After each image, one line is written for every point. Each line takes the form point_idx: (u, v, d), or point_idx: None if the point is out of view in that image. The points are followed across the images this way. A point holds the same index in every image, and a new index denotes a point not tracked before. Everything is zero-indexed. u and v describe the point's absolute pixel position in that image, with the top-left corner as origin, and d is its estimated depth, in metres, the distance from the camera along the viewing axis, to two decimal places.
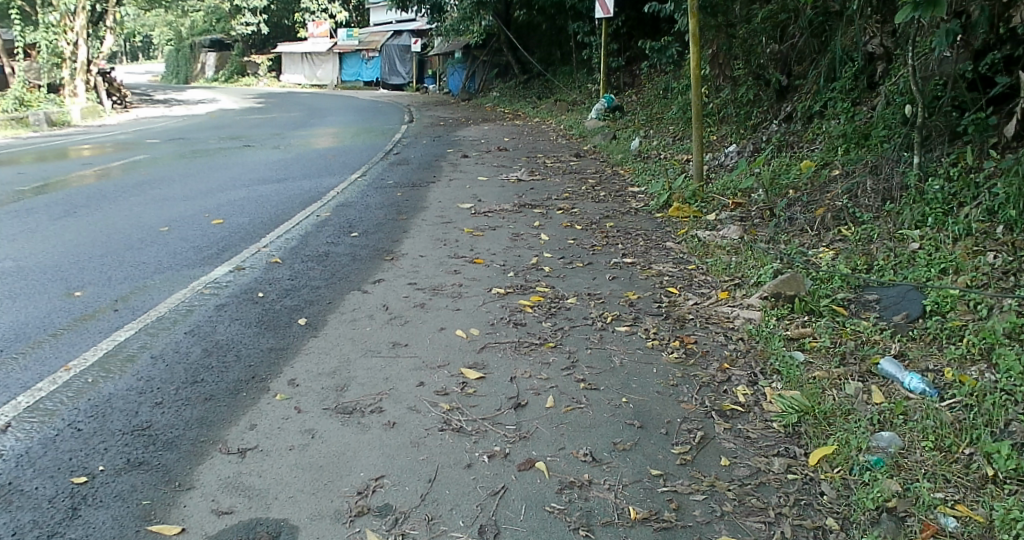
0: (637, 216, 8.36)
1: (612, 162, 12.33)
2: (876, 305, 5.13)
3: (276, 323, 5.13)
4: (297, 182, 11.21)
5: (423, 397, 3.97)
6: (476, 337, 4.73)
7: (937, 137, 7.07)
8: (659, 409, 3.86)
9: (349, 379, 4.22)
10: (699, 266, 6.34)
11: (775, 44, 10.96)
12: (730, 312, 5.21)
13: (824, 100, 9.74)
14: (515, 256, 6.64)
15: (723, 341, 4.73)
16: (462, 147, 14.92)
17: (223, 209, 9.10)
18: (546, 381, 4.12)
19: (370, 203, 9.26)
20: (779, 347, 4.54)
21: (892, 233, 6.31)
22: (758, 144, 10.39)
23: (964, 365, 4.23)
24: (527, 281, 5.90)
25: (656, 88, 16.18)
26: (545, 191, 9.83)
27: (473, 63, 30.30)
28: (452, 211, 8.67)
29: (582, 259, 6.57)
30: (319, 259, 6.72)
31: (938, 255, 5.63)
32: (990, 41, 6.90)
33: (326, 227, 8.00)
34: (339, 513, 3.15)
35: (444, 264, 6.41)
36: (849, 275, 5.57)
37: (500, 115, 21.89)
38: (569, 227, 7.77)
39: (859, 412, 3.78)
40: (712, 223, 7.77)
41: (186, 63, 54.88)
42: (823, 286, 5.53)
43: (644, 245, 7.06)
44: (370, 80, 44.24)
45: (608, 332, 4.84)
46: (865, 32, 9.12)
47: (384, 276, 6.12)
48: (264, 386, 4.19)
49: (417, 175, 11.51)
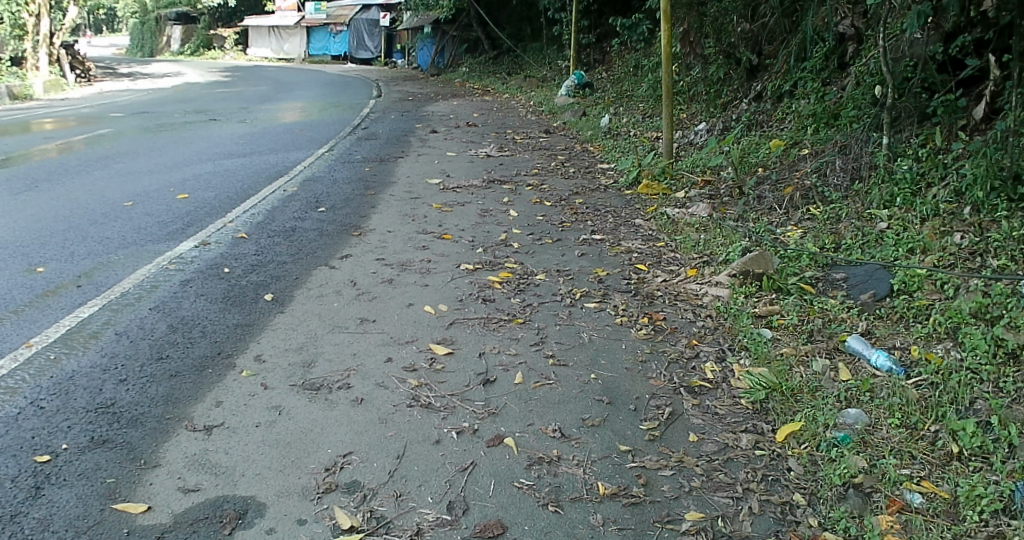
0: (606, 193, 8.35)
1: (582, 139, 12.31)
2: (843, 284, 5.19)
3: (242, 298, 5.05)
4: (264, 157, 11.04)
5: (391, 373, 3.93)
6: (444, 313, 4.70)
7: (907, 118, 7.14)
8: (628, 385, 3.86)
9: (316, 356, 4.17)
10: (668, 244, 6.36)
11: (747, 24, 11.05)
12: (698, 289, 5.23)
13: (794, 79, 9.79)
14: (485, 233, 6.60)
15: (691, 318, 4.74)
16: (431, 123, 14.79)
17: (188, 184, 8.93)
18: (515, 357, 4.11)
19: (337, 178, 9.15)
20: (747, 324, 4.56)
21: (858, 213, 6.38)
22: (727, 122, 10.42)
23: (930, 343, 4.29)
24: (496, 257, 5.87)
25: (626, 66, 16.15)
26: (515, 167, 9.78)
27: (442, 38, 29.99)
28: (421, 187, 8.59)
29: (551, 236, 6.55)
30: (286, 235, 6.63)
31: (905, 234, 5.70)
32: (960, 24, 7.07)
33: (293, 202, 7.89)
34: (307, 490, 3.12)
35: (413, 240, 6.35)
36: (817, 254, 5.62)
37: (470, 91, 21.74)
38: (539, 204, 7.74)
39: (825, 389, 3.82)
40: (681, 200, 7.78)
41: (150, 34, 53.84)
42: (790, 265, 5.57)
43: (614, 221, 7.07)
44: (338, 54, 43.75)
45: (577, 309, 4.83)
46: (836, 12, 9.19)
47: (351, 252, 6.06)
48: (230, 363, 4.13)
49: (386, 150, 11.39)
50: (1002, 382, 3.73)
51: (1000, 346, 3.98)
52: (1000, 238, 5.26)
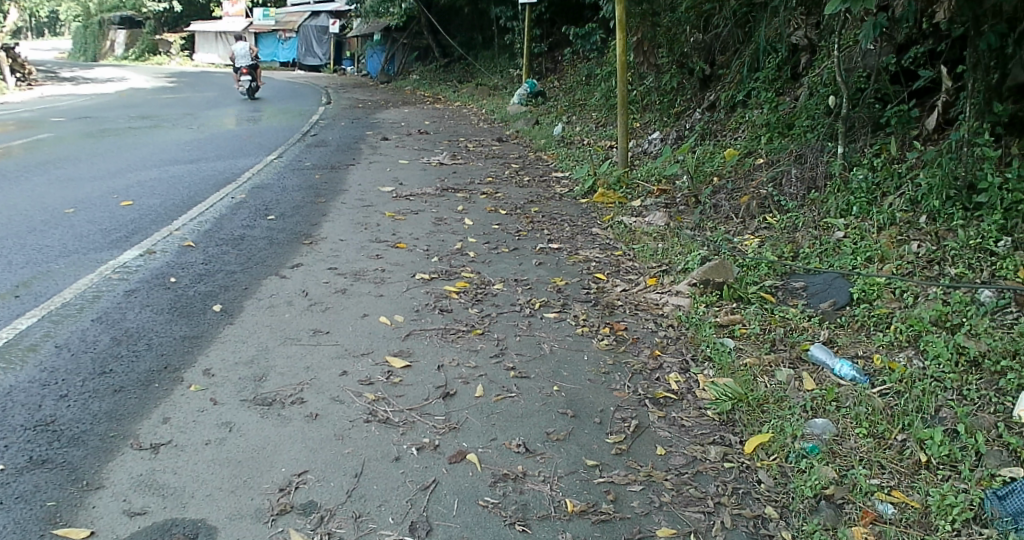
0: (562, 201, 8.26)
1: (535, 147, 12.27)
2: (802, 293, 5.24)
3: (189, 309, 4.84)
4: (211, 163, 10.74)
5: (346, 387, 3.77)
6: (401, 324, 4.55)
7: (860, 129, 7.39)
8: (591, 397, 3.76)
9: (267, 369, 3.99)
10: (626, 253, 6.31)
11: (699, 34, 11.37)
12: (659, 298, 5.18)
13: (748, 89, 10.11)
14: (439, 241, 6.48)
15: (653, 328, 4.69)
16: (382, 130, 14.60)
17: (133, 191, 8.61)
18: (475, 370, 3.98)
19: (288, 185, 8.92)
20: (710, 334, 4.52)
21: (814, 223, 6.43)
22: (680, 131, 10.61)
23: (892, 352, 4.33)
24: (452, 266, 5.75)
25: (577, 74, 16.19)
26: (469, 175, 9.68)
27: (394, 45, 29.83)
28: (373, 195, 8.42)
29: (507, 244, 6.45)
30: (235, 243, 6.41)
31: (862, 243, 5.77)
32: (913, 36, 7.43)
33: (243, 210, 7.65)
34: (260, 512, 2.95)
35: (366, 249, 6.20)
36: (774, 262, 5.69)
37: (421, 98, 21.64)
38: (494, 212, 7.65)
39: (791, 399, 3.79)
40: (637, 209, 7.76)
41: (95, 40, 52.94)
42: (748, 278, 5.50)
43: (571, 230, 7.00)
44: (287, 61, 43.54)
45: (537, 319, 4.72)
46: (789, 24, 9.50)
47: (303, 261, 5.87)
48: (178, 377, 3.93)
49: (337, 157, 11.20)
50: (965, 390, 3.74)
51: (963, 353, 3.98)
52: (956, 247, 5.35)
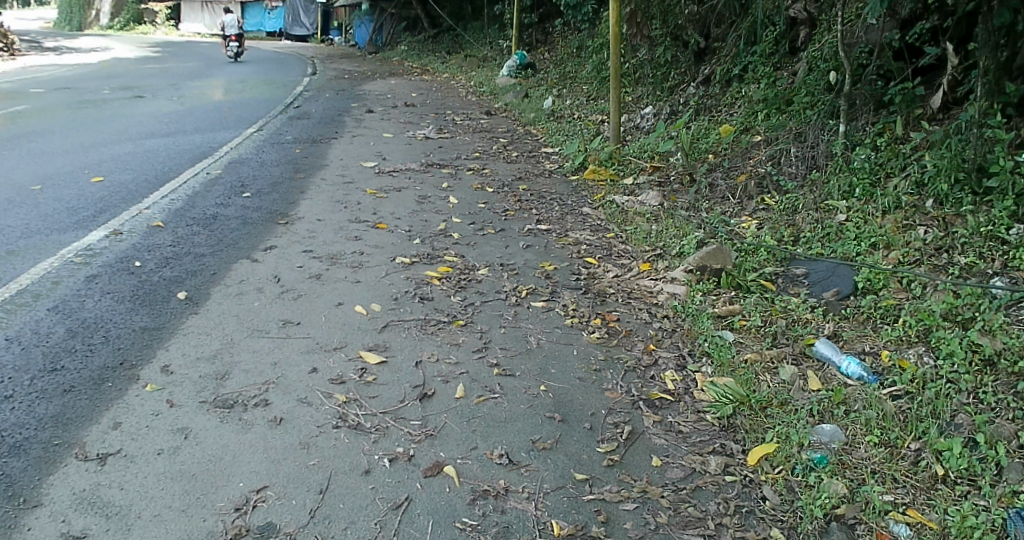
0: (550, 179, 7.91)
1: (525, 121, 11.91)
2: (803, 281, 5.05)
3: (152, 297, 4.52)
4: (189, 136, 10.35)
5: (315, 387, 3.47)
6: (377, 314, 4.24)
7: (862, 105, 7.12)
8: (581, 399, 3.48)
9: (231, 366, 3.68)
10: (618, 235, 6.00)
11: (694, 5, 11.19)
12: (653, 285, 4.89)
13: (745, 63, 9.92)
14: (422, 222, 6.14)
15: (647, 319, 4.40)
16: (367, 102, 14.19)
17: (105, 166, 8.24)
18: (456, 367, 3.68)
19: (266, 160, 8.55)
20: (707, 326, 4.28)
21: (813, 202, 6.24)
22: (674, 106, 10.40)
23: (901, 347, 4.15)
24: (434, 249, 5.42)
25: (569, 46, 15.76)
26: (455, 150, 9.33)
27: (381, 15, 29.21)
28: (354, 170, 8.07)
29: (493, 225, 6.12)
30: (207, 223, 6.07)
31: (866, 228, 5.59)
32: (917, 11, 7.18)
33: (217, 186, 7.30)
34: (213, 536, 2.66)
35: (344, 230, 5.85)
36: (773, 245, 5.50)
37: (409, 70, 21.15)
38: (480, 190, 7.30)
39: (796, 401, 3.54)
40: (630, 187, 7.44)
41: (80, 8, 52.09)
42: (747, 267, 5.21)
43: (561, 210, 6.68)
44: (274, 30, 43.04)
45: (523, 309, 4.42)
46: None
47: (277, 243, 5.54)
48: (134, 375, 3.62)
49: (319, 130, 10.82)
50: (981, 393, 3.53)
51: (977, 352, 3.77)
52: (965, 234, 5.13)
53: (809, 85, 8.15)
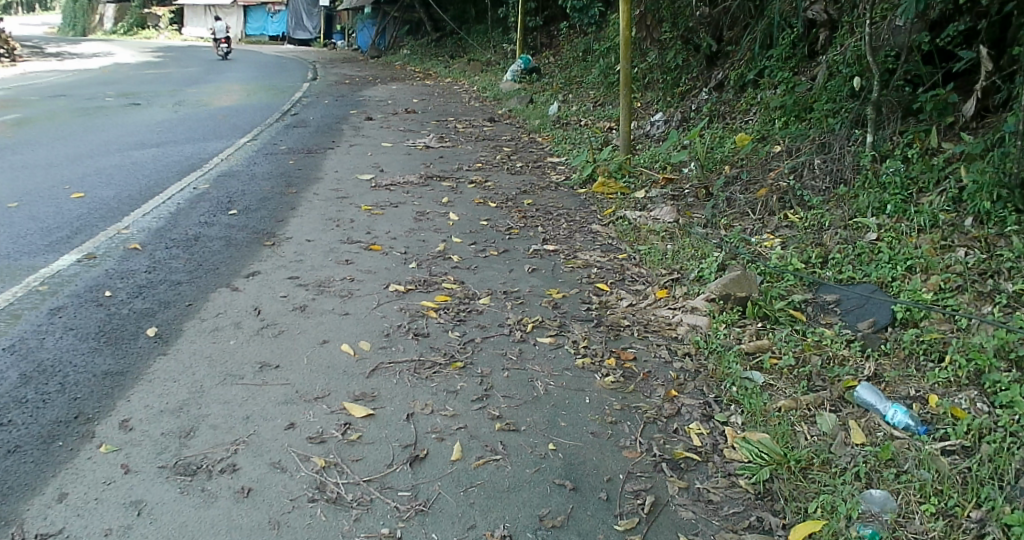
0: (557, 191, 7.49)
1: (530, 128, 11.50)
2: (836, 309, 4.71)
3: (118, 334, 4.10)
4: (180, 147, 9.94)
5: (291, 448, 3.05)
6: (366, 355, 3.81)
7: (889, 113, 6.76)
8: (596, 461, 3.07)
9: (198, 420, 3.26)
10: (632, 257, 5.53)
11: (706, 8, 10.89)
12: (671, 316, 4.49)
13: (759, 68, 9.59)
14: (419, 242, 5.69)
15: (667, 358, 3.99)
16: (367, 109, 13.81)
17: (88, 180, 7.83)
18: (452, 420, 3.25)
19: (258, 172, 8.14)
20: (735, 367, 3.91)
21: (839, 220, 5.89)
22: (686, 113, 10.10)
23: (950, 390, 3.80)
24: (431, 273, 4.99)
25: (574, 50, 15.41)
26: (457, 160, 8.89)
27: (384, 19, 28.85)
28: (350, 183, 7.67)
29: (497, 245, 5.68)
30: (188, 245, 5.65)
31: (900, 249, 5.25)
32: (947, 13, 6.77)
33: (204, 202, 6.89)
34: None
35: (335, 252, 5.40)
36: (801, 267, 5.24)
37: (412, 74, 20.78)
38: (482, 205, 6.84)
39: (838, 459, 3.22)
40: (641, 201, 7.03)
41: (84, 15, 52.01)
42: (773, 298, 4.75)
43: (568, 227, 6.24)
44: (276, 35, 42.86)
45: (529, 347, 3.98)
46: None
47: (262, 267, 5.13)
48: (88, 432, 3.20)
49: (316, 139, 10.42)
50: None
51: None
52: (1011, 258, 4.79)
53: (833, 92, 7.77)
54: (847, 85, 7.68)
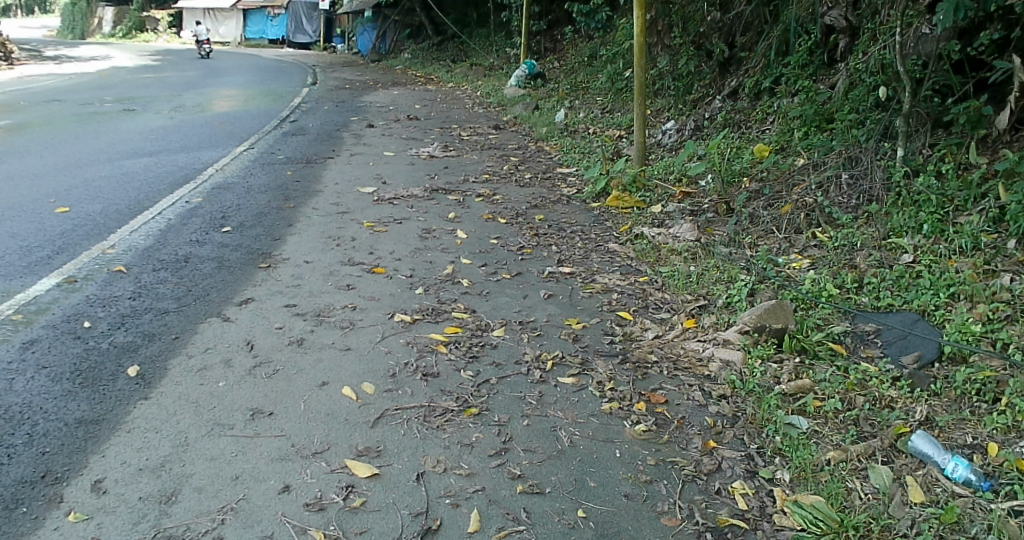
0: (569, 205, 7.14)
1: (536, 136, 11.15)
2: (876, 341, 4.37)
3: (96, 374, 3.77)
4: (174, 156, 9.59)
5: (286, 518, 2.72)
6: (370, 399, 3.46)
7: (919, 126, 6.47)
8: (630, 531, 2.74)
9: (182, 481, 2.92)
10: (654, 281, 5.16)
11: (717, 13, 10.57)
12: (702, 350, 4.13)
13: (776, 75, 9.26)
14: (426, 263, 5.32)
15: (701, 401, 3.62)
16: (368, 115, 13.46)
17: (75, 193, 7.48)
18: (468, 481, 2.91)
19: (254, 184, 7.77)
20: (777, 411, 3.54)
21: (872, 240, 5.54)
22: (699, 121, 9.75)
23: (1010, 437, 3.46)
24: (440, 300, 4.63)
25: (579, 55, 15.08)
26: (462, 171, 8.53)
27: (385, 22, 28.52)
28: (351, 196, 7.31)
29: (509, 267, 5.31)
30: (177, 266, 5.31)
31: (941, 274, 4.89)
32: (977, 21, 6.44)
33: (196, 217, 6.54)
34: None
35: (335, 276, 5.03)
36: (836, 293, 4.89)
37: (413, 79, 20.45)
38: (490, 221, 6.46)
39: (899, 523, 2.89)
40: (659, 217, 6.66)
41: (84, 18, 51.76)
42: (811, 331, 4.39)
43: (584, 246, 5.87)
44: (276, 38, 42.57)
45: (550, 389, 3.62)
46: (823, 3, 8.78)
47: (256, 293, 4.77)
48: (55, 495, 2.87)
49: (315, 148, 10.07)
50: None
51: None
52: None
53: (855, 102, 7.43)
54: (871, 95, 7.34)
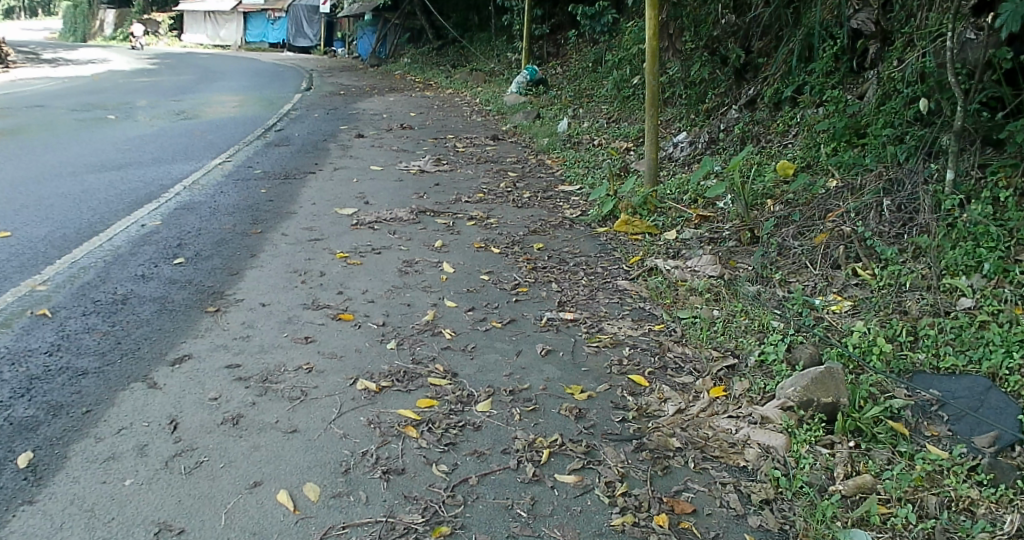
0: (572, 230, 6.38)
1: (537, 147, 10.38)
2: (942, 414, 3.69)
3: None
4: (141, 169, 8.79)
5: None
6: (311, 510, 2.74)
7: (970, 147, 5.65)
8: None
9: None
10: (673, 333, 4.39)
11: (732, 16, 9.86)
12: (734, 430, 3.46)
13: (798, 83, 8.50)
14: (403, 305, 4.54)
15: (736, 510, 2.96)
16: (359, 123, 12.71)
17: (20, 211, 6.68)
18: None
19: (223, 204, 6.99)
20: (833, 521, 2.90)
21: (921, 281, 4.84)
22: (713, 133, 9.01)
23: None
24: (416, 358, 3.85)
25: (584, 61, 14.34)
26: (455, 188, 7.78)
27: (384, 26, 27.78)
28: (328, 218, 6.54)
29: (500, 310, 4.52)
30: (112, 308, 4.49)
31: (1014, 328, 4.15)
32: None
33: (149, 243, 5.74)
34: None
35: (293, 323, 4.24)
36: (888, 349, 4.17)
37: (411, 85, 19.72)
38: (481, 251, 5.66)
39: None
40: (674, 246, 5.91)
41: (84, 21, 51.26)
42: (864, 404, 3.65)
43: (589, 282, 5.09)
44: (275, 42, 41.89)
45: (544, 492, 2.90)
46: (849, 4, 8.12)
47: (196, 346, 3.97)
48: None
49: (297, 161, 9.31)
50: None
51: None
52: None
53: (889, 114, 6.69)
54: (910, 108, 6.59)
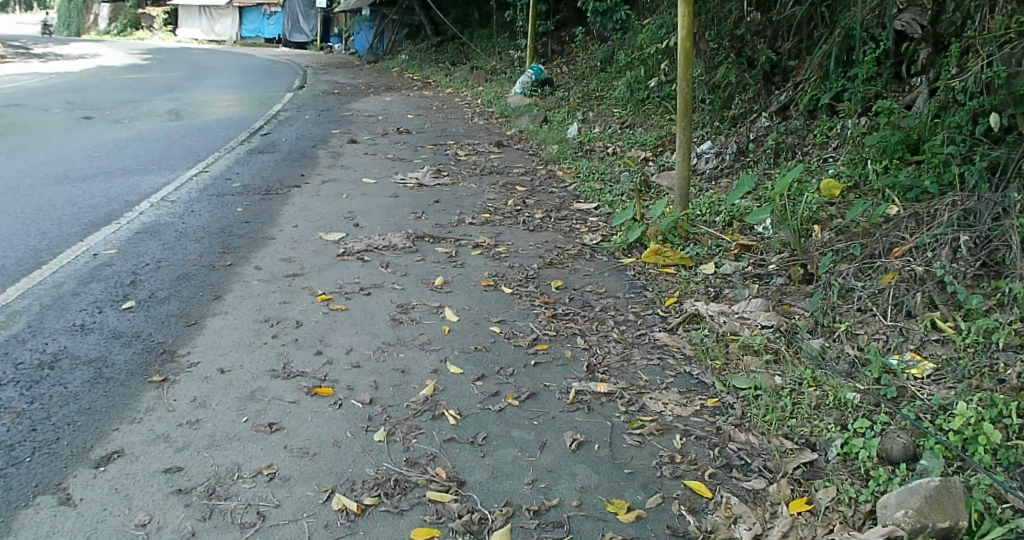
0: (593, 260, 5.55)
1: (546, 155, 9.54)
2: None
3: None
4: (108, 180, 7.92)
5: None
6: None
7: None
8: None
9: None
10: (731, 419, 3.59)
11: (758, 15, 9.03)
12: None
13: (837, 90, 7.61)
14: (395, 373, 3.65)
15: None
16: (353, 126, 11.86)
17: None
18: None
19: (191, 226, 6.13)
20: None
21: (1021, 337, 3.98)
22: (742, 144, 8.18)
23: None
24: (411, 453, 3.04)
25: (593, 60, 13.48)
26: (458, 205, 6.94)
27: (382, 21, 26.86)
28: (311, 244, 5.70)
29: (516, 380, 3.67)
30: (36, 375, 3.66)
31: None
32: None
33: (97, 279, 4.89)
34: None
35: (257, 401, 3.38)
36: (997, 437, 3.24)
37: (409, 83, 18.85)
38: (490, 291, 4.80)
39: None
40: (715, 285, 5.10)
41: (77, 14, 50.28)
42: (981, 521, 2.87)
43: (621, 337, 4.27)
44: (271, 37, 40.96)
45: None
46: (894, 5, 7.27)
47: (132, 438, 3.15)
48: None
49: (282, 171, 8.46)
50: None
51: None
52: None
53: (948, 128, 5.85)
54: (974, 122, 5.75)
